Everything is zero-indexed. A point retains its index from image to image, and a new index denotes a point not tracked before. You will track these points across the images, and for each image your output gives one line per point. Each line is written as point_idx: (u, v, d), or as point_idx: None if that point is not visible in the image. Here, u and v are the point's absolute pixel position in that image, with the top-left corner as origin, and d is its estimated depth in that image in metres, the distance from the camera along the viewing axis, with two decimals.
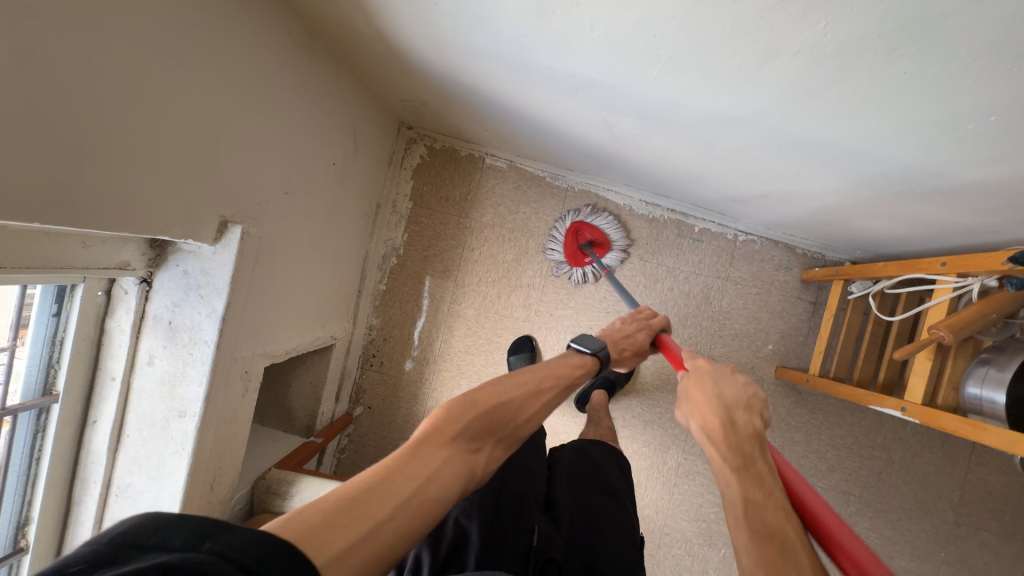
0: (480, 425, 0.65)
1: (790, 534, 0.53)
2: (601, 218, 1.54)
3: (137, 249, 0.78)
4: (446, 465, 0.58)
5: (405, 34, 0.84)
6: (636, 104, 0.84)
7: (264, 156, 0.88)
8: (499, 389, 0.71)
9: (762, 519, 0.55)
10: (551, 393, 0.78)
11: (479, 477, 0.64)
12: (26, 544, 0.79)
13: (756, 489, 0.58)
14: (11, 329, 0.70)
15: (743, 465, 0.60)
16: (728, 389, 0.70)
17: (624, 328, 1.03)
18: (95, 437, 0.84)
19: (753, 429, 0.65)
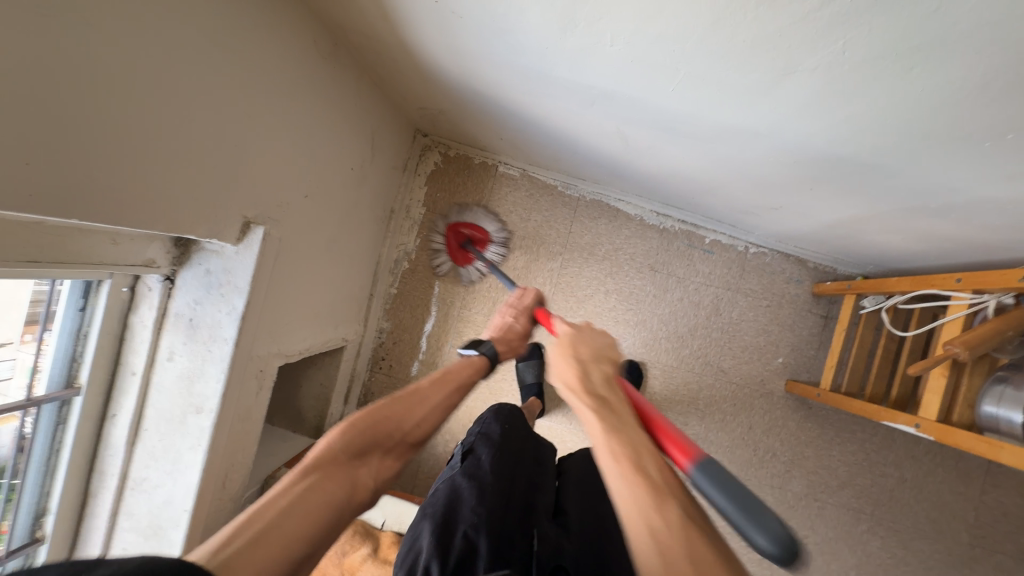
0: (365, 441, 0.77)
1: (645, 457, 0.56)
2: (472, 212, 1.58)
3: (162, 247, 0.80)
4: (334, 480, 0.69)
5: (427, 44, 0.87)
6: (651, 116, 0.86)
7: (286, 160, 0.90)
8: (382, 406, 0.82)
9: (625, 451, 0.56)
10: (439, 396, 0.89)
11: (370, 486, 0.75)
12: (43, 535, 0.81)
13: (619, 423, 0.60)
14: (38, 321, 0.73)
15: (604, 407, 0.62)
16: (583, 345, 0.74)
17: (500, 321, 1.08)
18: (113, 431, 0.85)
19: (605, 374, 0.69)
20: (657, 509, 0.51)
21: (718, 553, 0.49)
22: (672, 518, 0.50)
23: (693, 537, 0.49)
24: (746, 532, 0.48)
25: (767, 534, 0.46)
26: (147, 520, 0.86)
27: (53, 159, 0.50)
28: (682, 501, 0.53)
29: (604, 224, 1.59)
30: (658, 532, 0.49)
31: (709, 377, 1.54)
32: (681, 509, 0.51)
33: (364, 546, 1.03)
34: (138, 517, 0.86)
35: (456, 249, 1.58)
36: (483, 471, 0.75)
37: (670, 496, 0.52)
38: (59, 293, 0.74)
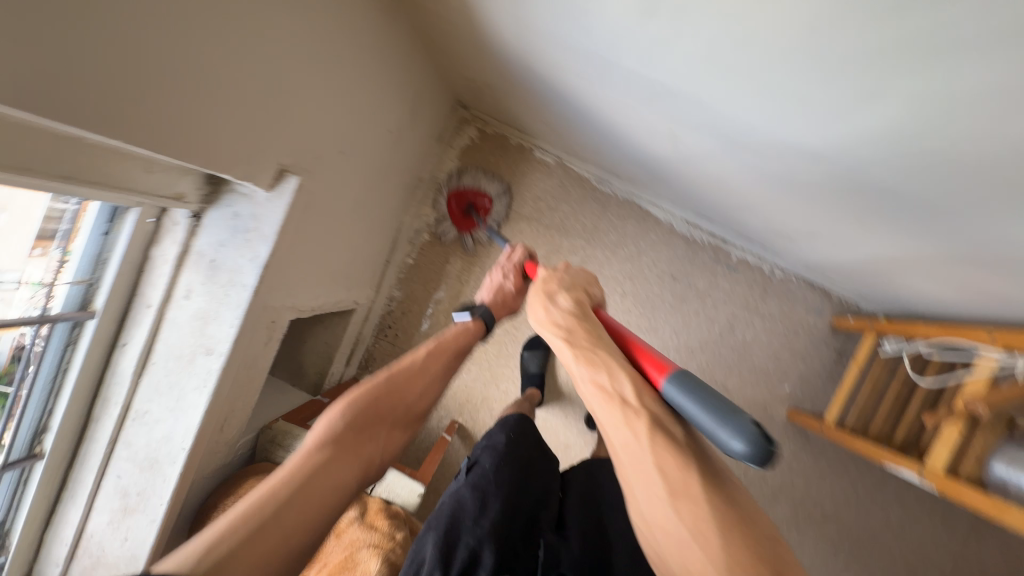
0: (365, 417, 0.78)
1: (621, 380, 0.53)
2: (470, 176, 1.54)
3: (193, 182, 0.78)
4: (335, 457, 0.71)
5: (492, 13, 0.83)
6: (711, 121, 0.82)
7: (328, 112, 0.88)
8: (375, 383, 0.83)
9: (595, 375, 0.55)
10: (435, 368, 0.90)
11: (376, 462, 0.78)
12: (41, 451, 0.82)
13: (591, 349, 0.58)
14: (51, 237, 0.70)
15: (572, 339, 0.60)
16: (553, 284, 0.72)
17: (494, 280, 1.04)
18: (121, 360, 0.84)
19: (576, 305, 0.67)
20: (625, 423, 0.50)
21: (686, 458, 0.48)
22: (639, 430, 0.49)
23: (661, 444, 0.48)
24: (718, 438, 0.46)
25: (739, 437, 0.44)
26: (144, 453, 0.85)
27: (100, 75, 0.48)
28: (655, 413, 0.51)
29: (631, 226, 1.56)
30: (628, 445, 0.50)
31: None
32: (649, 419, 0.50)
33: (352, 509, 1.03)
34: (136, 449, 0.86)
35: (456, 215, 1.55)
36: (486, 480, 0.74)
37: (638, 407, 0.51)
38: (73, 214, 0.72)
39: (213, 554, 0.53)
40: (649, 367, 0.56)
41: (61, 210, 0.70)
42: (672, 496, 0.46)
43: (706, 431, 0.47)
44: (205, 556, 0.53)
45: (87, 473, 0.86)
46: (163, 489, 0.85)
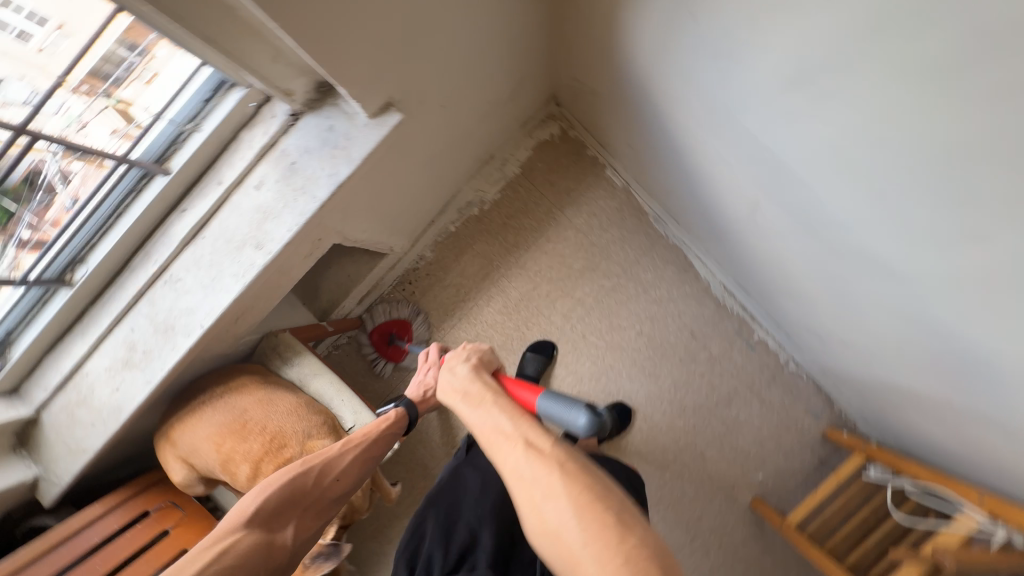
0: (279, 502, 0.76)
1: (505, 421, 0.57)
2: (390, 305, 1.57)
3: (306, 84, 0.79)
4: (234, 551, 0.69)
5: (637, 25, 0.84)
6: (802, 204, 0.83)
7: (446, 62, 0.89)
8: (291, 467, 0.81)
9: (482, 420, 0.59)
10: (361, 453, 0.86)
11: (288, 551, 0.75)
12: (71, 280, 0.86)
13: (482, 398, 0.62)
14: (101, 78, 0.69)
15: (468, 394, 0.64)
16: (460, 353, 0.75)
17: (417, 378, 0.99)
18: (174, 223, 0.86)
19: (473, 366, 0.70)
20: (510, 448, 0.54)
21: (556, 460, 0.52)
22: (518, 450, 0.54)
23: (537, 457, 0.53)
24: (575, 427, 0.60)
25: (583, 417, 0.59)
26: (163, 317, 0.87)
27: None
28: (530, 434, 0.56)
29: (671, 272, 1.56)
30: (514, 467, 0.53)
31: (687, 457, 1.54)
32: (523, 441, 0.54)
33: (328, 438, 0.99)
34: (156, 310, 0.87)
35: (383, 347, 1.56)
36: (484, 466, 0.85)
37: (516, 436, 0.55)
38: (129, 66, 0.69)
39: None
40: (525, 393, 0.68)
41: (120, 57, 0.68)
42: (547, 495, 0.50)
43: (568, 424, 0.61)
44: None
45: (104, 315, 0.88)
46: (169, 356, 0.87)
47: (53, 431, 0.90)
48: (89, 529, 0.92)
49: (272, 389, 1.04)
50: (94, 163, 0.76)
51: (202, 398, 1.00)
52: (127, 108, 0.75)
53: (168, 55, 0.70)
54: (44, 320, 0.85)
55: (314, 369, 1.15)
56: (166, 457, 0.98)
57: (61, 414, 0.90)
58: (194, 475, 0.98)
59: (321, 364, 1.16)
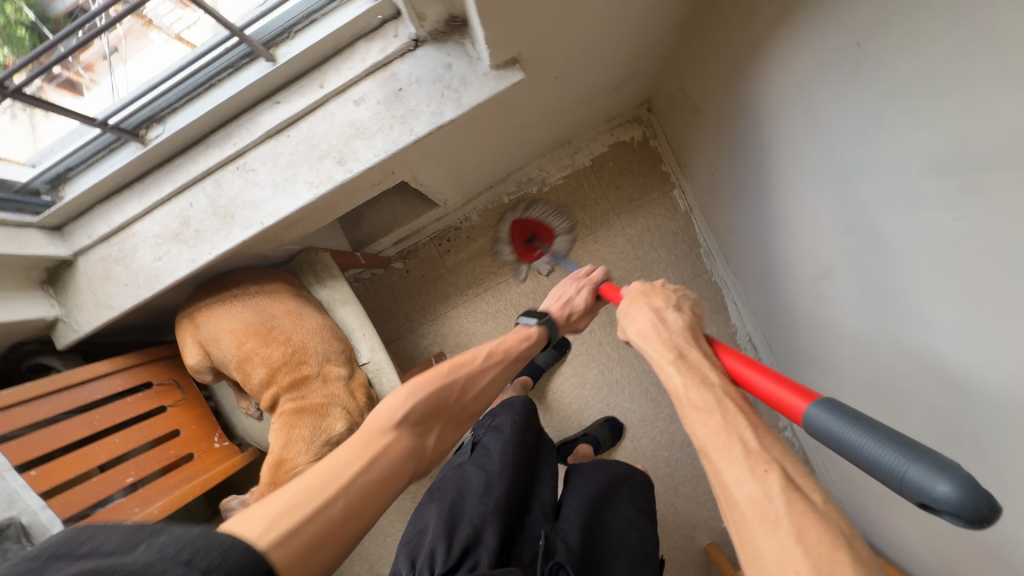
0: (425, 410, 0.74)
1: (743, 426, 0.51)
2: (539, 209, 1.54)
3: (439, 12, 0.76)
4: (390, 451, 0.66)
5: (786, 59, 0.81)
6: (879, 289, 0.82)
7: (580, 36, 0.86)
8: (436, 377, 0.78)
9: (699, 402, 0.55)
10: (495, 373, 0.87)
11: (429, 457, 0.74)
12: (144, 138, 0.83)
13: (699, 369, 0.59)
14: None
15: (684, 358, 0.61)
16: (669, 297, 0.73)
17: (558, 292, 1.02)
18: (265, 113, 0.83)
19: (686, 321, 0.68)
20: (749, 474, 0.47)
21: (830, 523, 0.43)
22: (770, 485, 0.45)
23: (802, 507, 0.44)
24: (921, 486, 0.42)
25: (946, 480, 0.40)
26: (225, 202, 0.85)
27: None
28: (780, 462, 0.48)
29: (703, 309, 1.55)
30: (754, 498, 0.46)
31: (661, 486, 1.46)
32: (784, 470, 0.46)
33: (344, 368, 1.00)
34: (218, 194, 0.85)
35: (519, 243, 1.55)
36: (491, 462, 0.77)
37: (767, 460, 0.47)
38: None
39: (280, 524, 0.51)
40: (787, 396, 0.56)
41: None
42: (818, 571, 0.40)
43: (904, 480, 0.44)
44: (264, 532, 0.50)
45: (167, 182, 0.86)
46: (221, 242, 0.85)
47: (84, 279, 0.89)
48: (95, 382, 0.91)
49: (302, 304, 1.03)
50: (141, 21, 0.79)
51: (234, 292, 0.98)
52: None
53: None
54: (106, 167, 0.84)
55: (344, 297, 1.14)
56: (184, 338, 0.97)
57: (98, 266, 0.88)
58: (206, 363, 0.97)
59: (351, 294, 1.15)
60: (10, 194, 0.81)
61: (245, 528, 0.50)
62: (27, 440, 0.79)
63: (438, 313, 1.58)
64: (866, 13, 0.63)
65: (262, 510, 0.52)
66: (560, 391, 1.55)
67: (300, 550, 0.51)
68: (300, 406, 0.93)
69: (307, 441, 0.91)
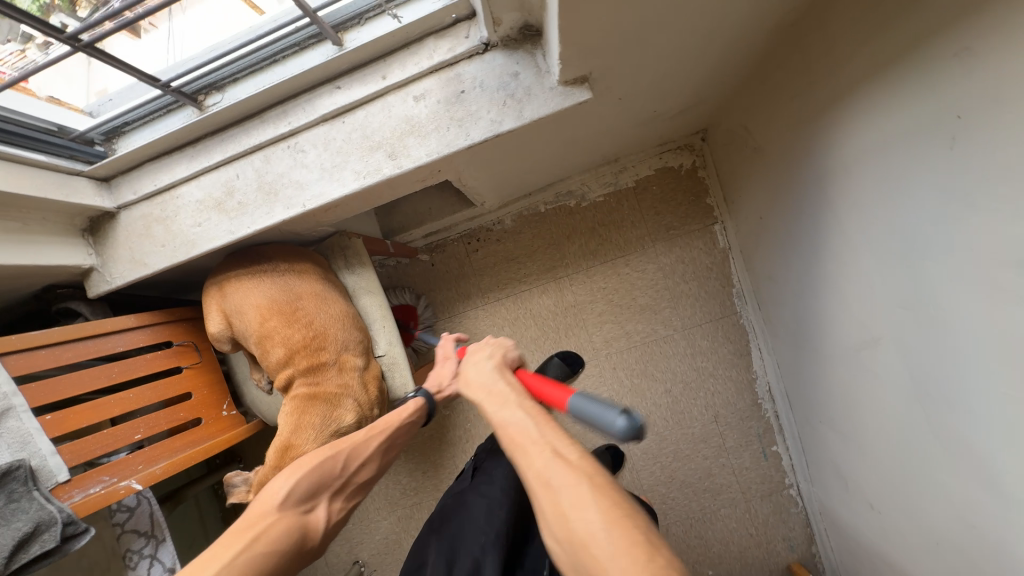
0: (308, 488, 0.76)
1: (530, 430, 0.56)
2: (396, 293, 1.52)
3: (515, 20, 0.74)
4: (273, 529, 0.68)
5: (868, 116, 0.77)
6: (934, 371, 0.76)
7: (655, 60, 0.83)
8: (319, 453, 0.81)
9: (505, 425, 0.59)
10: (387, 442, 0.90)
11: (320, 534, 0.74)
12: (202, 104, 0.83)
13: (506, 397, 0.62)
14: None
15: (494, 390, 0.65)
16: (484, 349, 0.77)
17: (435, 370, 1.01)
18: (324, 97, 0.82)
19: (499, 360, 0.72)
20: (534, 455, 0.53)
21: (583, 471, 0.50)
22: (545, 462, 0.52)
23: (565, 465, 0.51)
24: (609, 423, 0.58)
25: (620, 412, 0.57)
26: (271, 179, 0.84)
27: None
28: (557, 442, 0.54)
29: (725, 350, 1.50)
30: (538, 474, 0.52)
31: None
32: (552, 447, 0.53)
33: (361, 358, 1.00)
34: (266, 170, 0.84)
35: None
36: (495, 487, 0.75)
37: (542, 444, 0.54)
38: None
39: None
40: (557, 393, 0.66)
41: None
42: (575, 505, 0.47)
43: (602, 423, 0.58)
44: None
45: (217, 150, 0.86)
46: (262, 218, 0.85)
47: (123, 233, 0.89)
48: (119, 334, 0.92)
49: (329, 288, 1.03)
50: None
51: (264, 266, 0.98)
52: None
53: None
54: (160, 127, 0.85)
55: (370, 286, 1.14)
56: (209, 304, 0.97)
57: (139, 222, 0.89)
58: (227, 333, 0.98)
59: (377, 284, 1.14)
60: (66, 141, 0.82)
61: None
62: (46, 384, 0.80)
63: (456, 312, 1.57)
64: (967, 86, 0.59)
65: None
66: None
67: None
68: (314, 391, 0.93)
69: (315, 429, 0.91)
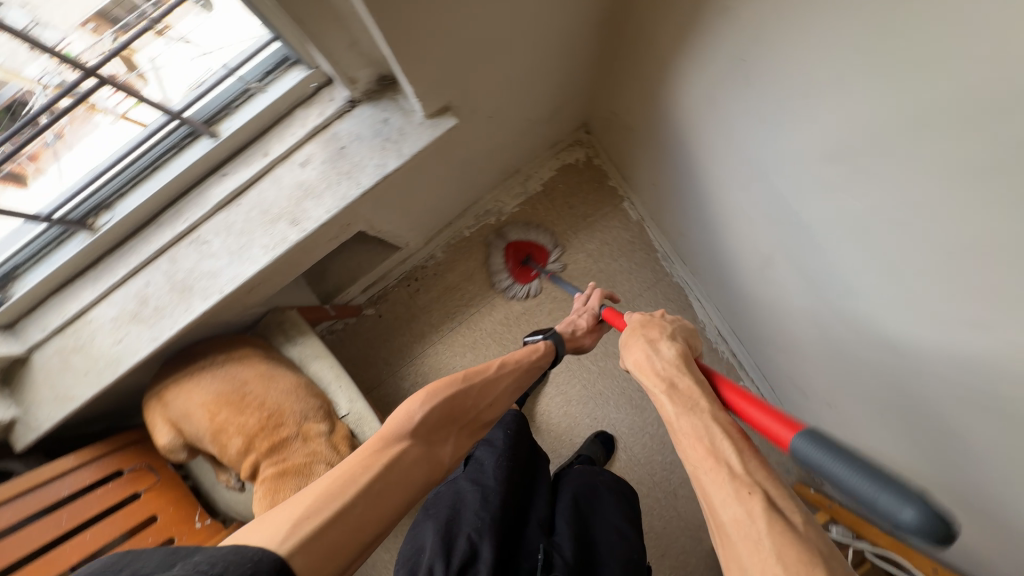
0: (441, 417, 0.70)
1: (735, 456, 0.49)
2: (530, 229, 1.61)
3: (370, 75, 0.82)
4: (408, 456, 0.62)
5: (688, 77, 0.90)
6: (816, 269, 0.86)
7: (503, 76, 0.93)
8: (450, 383, 0.76)
9: (692, 438, 0.53)
10: (508, 378, 0.85)
11: (448, 467, 0.69)
12: (93, 225, 0.84)
13: (694, 402, 0.56)
14: (111, 23, 0.69)
15: (676, 388, 0.59)
16: (662, 327, 0.72)
17: (571, 317, 1.11)
18: (213, 186, 0.86)
19: (679, 350, 0.66)
20: (734, 496, 0.46)
21: (808, 543, 0.42)
22: (753, 506, 0.45)
23: (778, 524, 0.44)
24: (887, 510, 0.41)
25: (908, 505, 0.39)
26: (182, 275, 0.86)
27: None
28: (768, 486, 0.47)
29: (671, 310, 1.60)
30: (738, 520, 0.45)
31: (660, 491, 1.46)
32: (765, 493, 0.46)
33: (325, 424, 0.99)
34: (176, 269, 0.86)
35: (514, 265, 1.60)
36: (486, 477, 0.76)
37: (751, 482, 0.47)
38: (141, 15, 0.70)
39: (304, 528, 0.50)
40: (778, 426, 0.53)
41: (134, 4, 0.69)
42: None
43: (870, 502, 0.42)
44: (288, 534, 0.49)
45: (120, 265, 0.86)
46: (181, 315, 0.85)
47: (41, 374, 0.87)
48: (61, 480, 0.88)
49: (274, 366, 1.03)
50: (87, 107, 0.75)
51: (203, 363, 0.98)
52: (131, 55, 0.73)
53: (186, 11, 0.72)
54: (55, 260, 0.85)
55: (316, 351, 1.14)
56: (154, 418, 0.95)
57: (55, 357, 0.87)
58: (180, 441, 0.95)
59: (323, 347, 1.15)
60: None
61: (268, 538, 0.49)
62: None
63: (416, 353, 1.58)
64: (739, 34, 0.73)
65: (277, 522, 0.51)
66: (547, 412, 1.56)
67: (317, 560, 0.49)
68: (282, 469, 0.91)
69: None
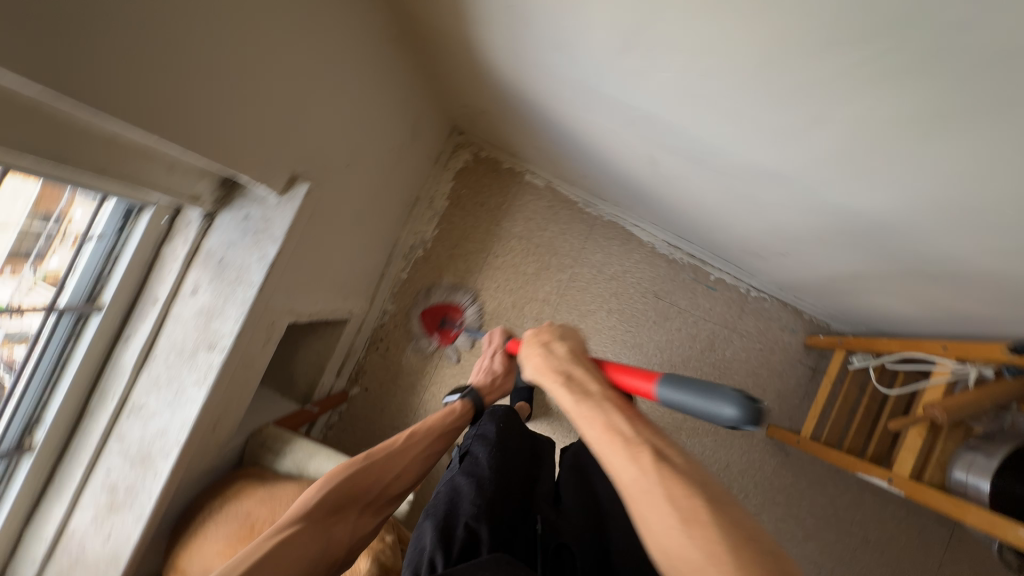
0: (339, 499, 0.81)
1: (624, 426, 0.51)
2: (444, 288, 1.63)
3: (209, 185, 0.85)
4: (299, 540, 0.74)
5: (490, 45, 0.94)
6: (687, 144, 0.89)
7: (335, 127, 0.96)
8: (354, 464, 0.87)
9: (590, 419, 0.54)
10: (418, 447, 0.95)
11: (342, 544, 0.80)
12: (30, 445, 0.83)
13: (587, 388, 0.58)
14: (25, 257, 0.71)
15: (571, 378, 0.61)
16: (555, 329, 0.75)
17: (480, 364, 1.11)
18: (123, 353, 0.87)
19: (570, 347, 0.69)
20: (631, 459, 0.47)
21: (692, 479, 0.45)
22: (646, 462, 0.46)
23: (668, 471, 0.45)
24: (718, 414, 0.52)
25: (727, 403, 0.51)
26: (137, 447, 0.86)
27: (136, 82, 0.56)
28: (660, 443, 0.49)
29: (616, 246, 1.62)
30: (638, 480, 0.46)
31: None
32: (654, 448, 0.48)
33: None
34: (130, 443, 0.87)
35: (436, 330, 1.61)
36: (480, 468, 0.76)
37: (641, 442, 0.49)
38: (48, 236, 0.73)
39: None
40: (639, 382, 0.62)
41: (37, 230, 0.71)
42: (685, 521, 0.42)
43: (708, 412, 0.54)
44: None
45: (76, 467, 0.87)
46: (153, 485, 0.85)
47: None
48: None
49: (271, 486, 1.02)
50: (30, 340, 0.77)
51: (202, 517, 0.97)
52: (56, 277, 0.77)
53: (85, 212, 0.76)
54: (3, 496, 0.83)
55: (308, 451, 1.14)
56: None
57: None
58: None
59: (313, 444, 1.15)
60: None
61: None
62: None
63: (414, 405, 1.58)
64: None
65: None
66: None
67: None
68: None
69: None
